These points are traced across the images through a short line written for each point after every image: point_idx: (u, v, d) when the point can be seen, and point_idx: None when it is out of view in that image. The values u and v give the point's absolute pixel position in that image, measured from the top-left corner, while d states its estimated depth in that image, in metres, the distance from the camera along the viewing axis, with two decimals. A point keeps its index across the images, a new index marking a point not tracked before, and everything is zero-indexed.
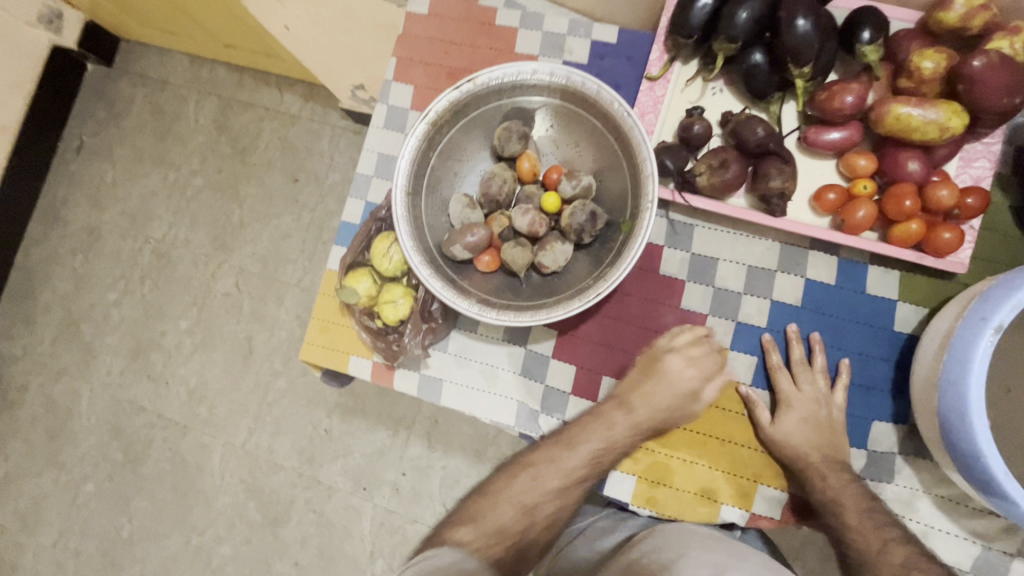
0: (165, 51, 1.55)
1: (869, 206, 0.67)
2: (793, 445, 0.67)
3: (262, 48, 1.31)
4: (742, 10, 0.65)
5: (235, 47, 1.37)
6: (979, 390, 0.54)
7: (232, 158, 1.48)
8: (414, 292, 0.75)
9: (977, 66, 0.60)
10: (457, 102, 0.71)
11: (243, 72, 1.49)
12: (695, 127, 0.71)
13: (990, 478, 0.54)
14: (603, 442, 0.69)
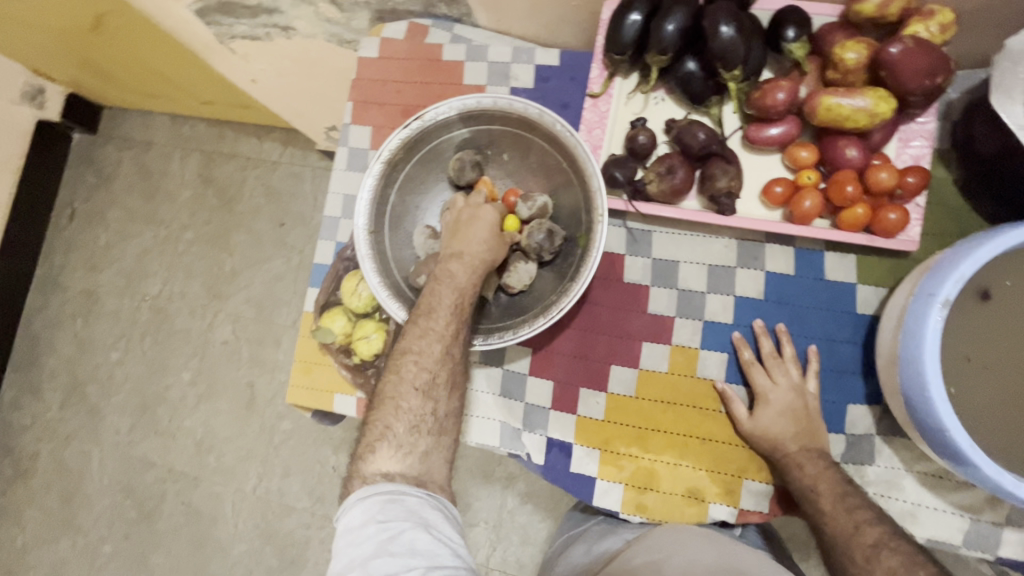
0: (147, 113, 1.60)
1: (814, 195, 0.68)
2: (770, 436, 0.68)
3: (236, 101, 1.35)
4: (668, 22, 0.68)
5: (211, 103, 1.42)
6: (936, 363, 0.55)
7: (219, 209, 1.52)
8: (385, 326, 0.78)
9: (894, 53, 0.62)
10: (409, 139, 0.75)
11: (223, 125, 1.54)
12: (639, 138, 0.73)
13: (957, 450, 0.55)
14: (453, 293, 0.68)
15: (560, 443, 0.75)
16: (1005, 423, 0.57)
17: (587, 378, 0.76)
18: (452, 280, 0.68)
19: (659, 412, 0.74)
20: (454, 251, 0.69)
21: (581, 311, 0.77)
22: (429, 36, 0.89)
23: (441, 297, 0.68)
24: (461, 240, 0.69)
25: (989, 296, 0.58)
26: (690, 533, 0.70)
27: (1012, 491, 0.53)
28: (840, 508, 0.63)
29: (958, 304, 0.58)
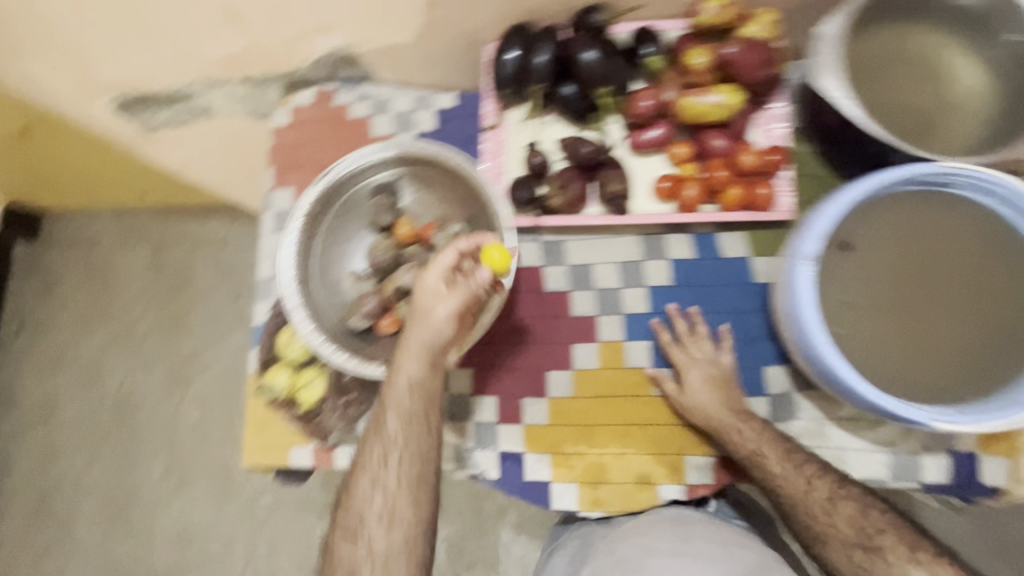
0: (86, 214, 1.61)
1: (695, 184, 0.75)
2: (700, 410, 0.72)
3: (174, 189, 1.38)
4: (540, 55, 0.77)
5: (149, 195, 1.45)
6: (814, 312, 0.62)
7: (173, 295, 1.53)
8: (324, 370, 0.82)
9: (732, 53, 0.72)
10: (322, 195, 0.80)
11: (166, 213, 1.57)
12: (536, 159, 0.80)
13: (846, 385, 0.60)
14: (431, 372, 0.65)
15: (512, 455, 0.78)
16: (882, 353, 0.64)
17: (527, 388, 0.80)
18: (401, 385, 0.65)
19: (599, 407, 0.77)
20: (402, 348, 0.65)
21: (512, 325, 0.81)
22: (337, 98, 0.96)
23: (392, 403, 0.65)
24: (406, 337, 0.65)
25: (848, 245, 0.65)
26: (652, 522, 0.72)
27: (896, 413, 0.58)
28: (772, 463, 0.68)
29: (826, 257, 0.65)
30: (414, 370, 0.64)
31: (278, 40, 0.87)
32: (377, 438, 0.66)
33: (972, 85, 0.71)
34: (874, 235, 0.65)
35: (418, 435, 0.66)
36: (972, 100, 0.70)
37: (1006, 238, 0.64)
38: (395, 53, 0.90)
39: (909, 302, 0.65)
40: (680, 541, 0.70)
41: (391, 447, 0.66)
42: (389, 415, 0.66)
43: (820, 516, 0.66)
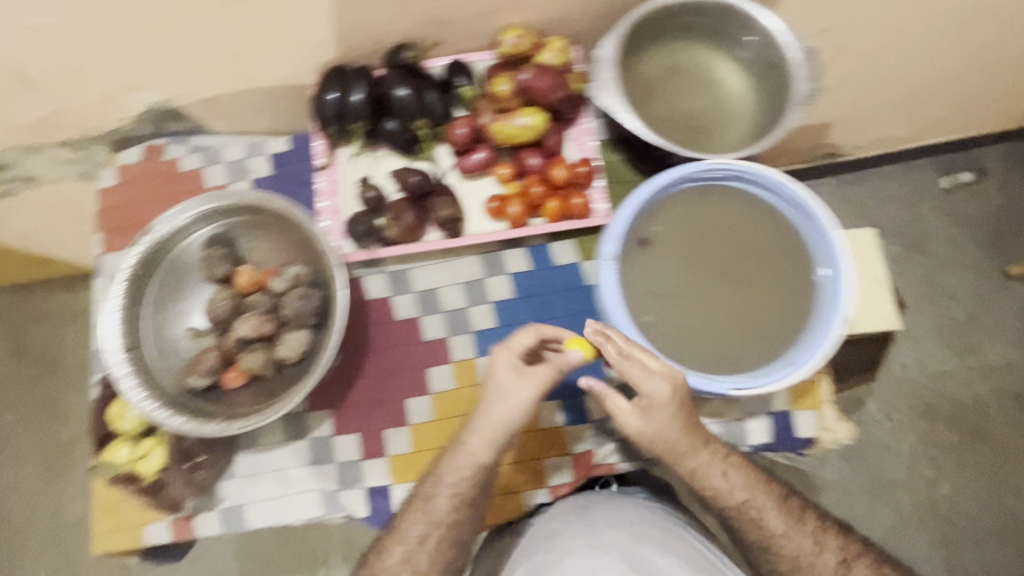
0: None
1: (518, 201, 0.80)
2: (654, 441, 0.67)
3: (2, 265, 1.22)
4: (355, 94, 0.79)
5: None
6: (620, 309, 0.68)
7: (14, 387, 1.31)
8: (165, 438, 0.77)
9: (528, 78, 0.77)
10: (147, 254, 0.78)
11: None
12: (369, 194, 0.81)
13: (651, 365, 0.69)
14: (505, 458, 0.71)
15: (378, 489, 0.78)
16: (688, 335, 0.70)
17: (387, 419, 0.80)
18: (462, 470, 0.70)
19: (459, 427, 0.79)
20: (473, 430, 0.70)
21: (367, 359, 0.82)
22: (166, 152, 0.93)
23: (447, 475, 0.71)
24: (481, 419, 0.70)
25: (648, 241, 0.72)
26: (562, 521, 0.75)
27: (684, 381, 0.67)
28: (758, 510, 0.71)
29: (629, 255, 0.71)
30: (479, 453, 0.70)
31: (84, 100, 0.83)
32: (420, 511, 0.71)
33: (736, 89, 0.81)
34: (669, 229, 0.72)
35: (451, 514, 0.71)
36: (737, 103, 0.81)
37: (780, 219, 0.73)
38: (219, 104, 0.89)
39: (708, 285, 0.71)
40: (591, 536, 0.74)
41: (433, 522, 0.71)
42: (442, 490, 0.71)
43: (768, 532, 0.72)
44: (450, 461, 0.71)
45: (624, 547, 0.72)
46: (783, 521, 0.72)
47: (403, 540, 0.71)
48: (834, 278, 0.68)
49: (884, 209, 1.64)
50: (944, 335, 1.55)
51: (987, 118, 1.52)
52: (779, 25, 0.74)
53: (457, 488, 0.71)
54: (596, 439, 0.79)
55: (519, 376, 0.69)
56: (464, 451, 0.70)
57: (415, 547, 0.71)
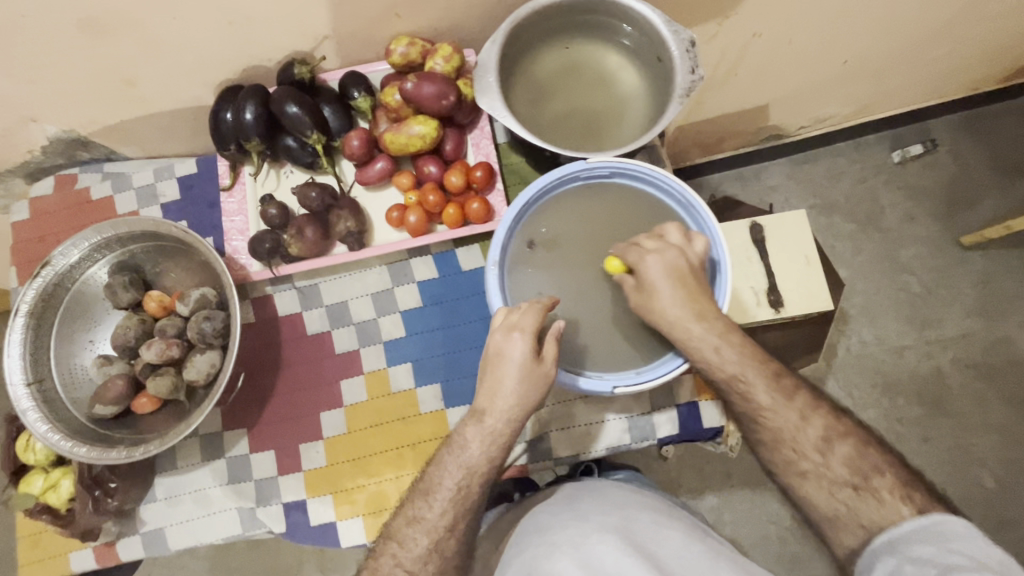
0: None
1: (416, 210, 0.80)
2: (660, 313, 0.67)
3: None
4: (245, 113, 0.78)
5: None
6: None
7: None
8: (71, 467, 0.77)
9: (412, 87, 0.76)
10: (47, 287, 0.77)
11: None
12: (271, 212, 0.80)
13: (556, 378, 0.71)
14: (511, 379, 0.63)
15: (296, 504, 0.79)
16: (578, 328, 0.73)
17: (303, 434, 0.81)
18: (478, 446, 0.64)
19: (373, 437, 0.80)
20: (485, 411, 0.64)
21: (280, 376, 0.82)
22: (79, 181, 0.93)
23: (475, 459, 0.64)
24: (488, 400, 0.64)
25: (535, 243, 0.74)
26: (551, 516, 0.73)
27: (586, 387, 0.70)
28: (749, 384, 0.65)
29: (517, 257, 0.74)
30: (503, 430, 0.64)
31: None
32: (446, 495, 0.63)
33: (631, 83, 0.81)
34: (556, 230, 0.75)
35: (473, 497, 0.64)
36: (633, 96, 0.81)
37: (668, 212, 0.75)
38: (126, 130, 0.89)
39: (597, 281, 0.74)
40: (581, 524, 0.70)
41: (464, 498, 0.63)
42: (468, 472, 0.64)
43: (755, 405, 0.65)
44: (469, 437, 0.64)
45: (616, 528, 0.68)
46: (771, 395, 0.65)
47: (428, 528, 0.63)
48: (714, 264, 0.72)
49: (837, 186, 1.59)
50: (901, 310, 1.52)
51: (936, 88, 1.46)
52: (659, 17, 0.73)
53: (479, 471, 0.64)
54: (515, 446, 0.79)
55: (540, 358, 0.64)
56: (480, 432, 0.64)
57: (444, 534, 0.63)
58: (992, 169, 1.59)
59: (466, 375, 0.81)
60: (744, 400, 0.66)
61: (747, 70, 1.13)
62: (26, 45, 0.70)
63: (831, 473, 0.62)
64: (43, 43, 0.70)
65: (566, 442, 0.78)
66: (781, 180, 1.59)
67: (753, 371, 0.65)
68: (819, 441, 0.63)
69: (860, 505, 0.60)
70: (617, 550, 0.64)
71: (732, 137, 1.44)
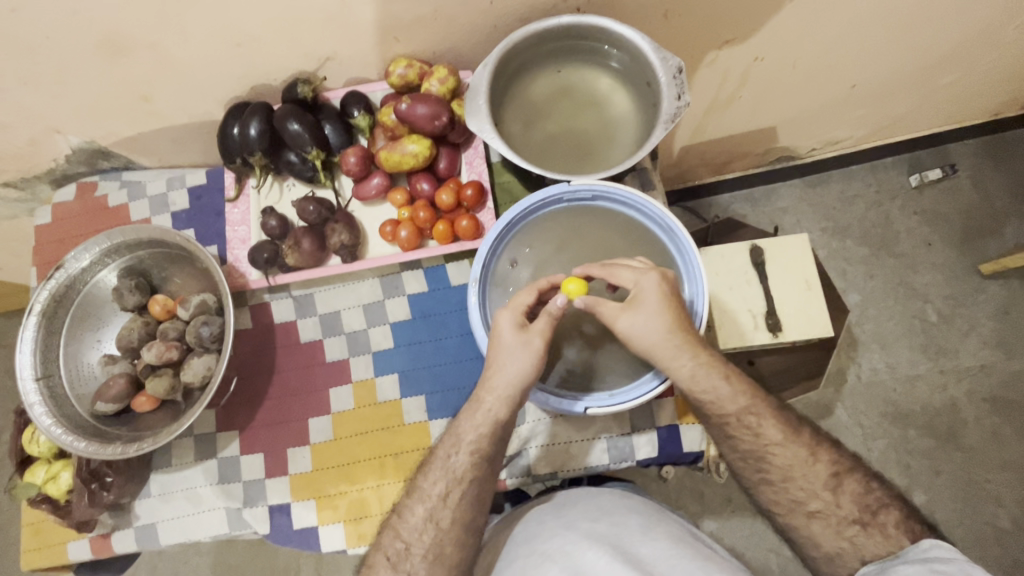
0: None
1: (407, 225, 0.83)
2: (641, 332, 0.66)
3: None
4: (249, 128, 0.82)
5: None
6: (484, 330, 0.73)
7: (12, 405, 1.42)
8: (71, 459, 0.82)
9: (406, 107, 0.79)
10: (58, 289, 0.82)
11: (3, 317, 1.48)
12: (271, 222, 0.84)
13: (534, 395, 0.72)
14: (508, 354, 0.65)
15: (280, 506, 0.81)
16: (558, 343, 0.74)
17: (290, 439, 0.83)
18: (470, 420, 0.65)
19: (357, 445, 0.82)
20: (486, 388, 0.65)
21: (272, 381, 0.85)
22: (98, 189, 0.99)
23: (465, 433, 0.65)
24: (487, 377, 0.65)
25: (517, 262, 0.77)
26: (540, 521, 0.72)
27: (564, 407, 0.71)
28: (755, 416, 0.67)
29: (499, 275, 0.76)
30: (493, 404, 0.65)
31: (14, 146, 0.90)
32: (440, 465, 0.65)
33: (623, 107, 0.83)
34: (538, 250, 0.77)
35: (470, 475, 0.64)
36: (625, 120, 0.82)
37: (654, 238, 0.76)
38: (143, 142, 0.95)
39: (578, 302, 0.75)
40: (569, 531, 0.69)
41: (456, 472, 0.64)
42: (459, 445, 0.65)
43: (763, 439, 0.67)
44: (465, 415, 0.66)
45: (603, 537, 0.66)
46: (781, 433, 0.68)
47: (423, 497, 0.65)
48: (694, 289, 0.73)
49: (851, 210, 1.56)
50: (915, 338, 1.48)
51: (955, 112, 1.42)
52: (648, 45, 0.75)
53: (471, 445, 0.65)
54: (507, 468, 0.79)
55: (525, 331, 0.65)
56: (478, 408, 0.66)
57: (438, 505, 0.64)
58: (1015, 197, 1.54)
59: (450, 388, 0.83)
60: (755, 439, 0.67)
61: (751, 93, 1.12)
62: (48, 63, 0.75)
63: (839, 511, 0.64)
64: (64, 62, 0.75)
65: (544, 459, 0.79)
66: (792, 202, 1.57)
67: (764, 410, 0.68)
68: (829, 479, 0.66)
69: (867, 541, 0.62)
70: (608, 556, 0.63)
71: (739, 158, 1.42)
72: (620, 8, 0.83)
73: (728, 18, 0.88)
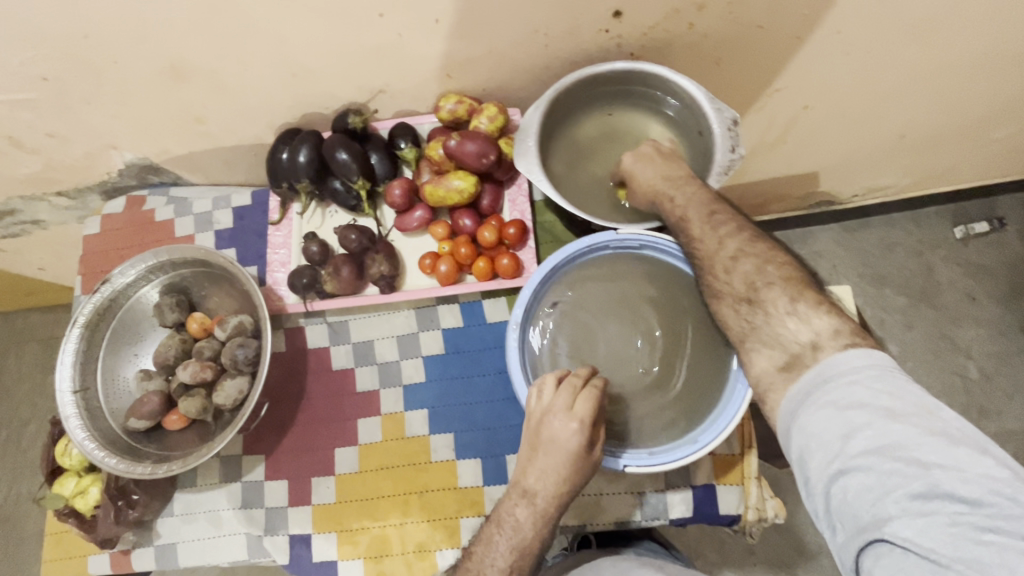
0: None
1: (447, 260, 0.83)
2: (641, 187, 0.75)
3: (45, 285, 1.39)
4: (299, 155, 0.83)
5: (36, 293, 1.44)
6: (521, 375, 0.72)
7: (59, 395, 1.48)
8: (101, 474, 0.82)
9: (455, 144, 0.79)
10: (101, 303, 0.83)
11: (54, 310, 1.54)
12: (312, 248, 0.84)
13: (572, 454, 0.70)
14: (562, 459, 0.64)
15: (301, 537, 0.80)
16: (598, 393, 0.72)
17: (317, 467, 0.82)
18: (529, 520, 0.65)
19: (382, 480, 0.81)
20: (537, 490, 0.65)
21: (302, 408, 0.85)
22: (146, 202, 1.01)
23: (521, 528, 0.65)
24: (535, 480, 0.65)
25: (558, 305, 0.75)
26: None
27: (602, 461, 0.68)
28: None
29: (539, 318, 0.75)
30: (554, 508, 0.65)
31: (71, 159, 0.92)
32: (497, 566, 0.64)
33: None
34: (580, 294, 0.75)
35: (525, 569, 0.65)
36: None
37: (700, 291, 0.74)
38: (192, 160, 0.96)
39: (618, 352, 0.73)
40: None
41: (514, 567, 0.64)
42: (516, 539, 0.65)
43: None
44: (522, 510, 0.65)
45: None
46: None
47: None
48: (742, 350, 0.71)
49: (891, 258, 1.51)
50: (955, 395, 1.42)
51: (1007, 166, 1.37)
52: (704, 95, 0.74)
53: (528, 545, 0.65)
54: None
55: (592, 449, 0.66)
56: (529, 509, 0.65)
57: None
58: None
59: (480, 428, 0.82)
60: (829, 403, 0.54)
61: (796, 139, 1.10)
62: (113, 84, 0.77)
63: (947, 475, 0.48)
64: (128, 84, 0.77)
65: (572, 510, 0.76)
66: (830, 246, 1.53)
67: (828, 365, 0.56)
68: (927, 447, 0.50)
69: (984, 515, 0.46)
70: None
71: (778, 200, 1.39)
72: (674, 54, 0.82)
73: (781, 67, 0.87)
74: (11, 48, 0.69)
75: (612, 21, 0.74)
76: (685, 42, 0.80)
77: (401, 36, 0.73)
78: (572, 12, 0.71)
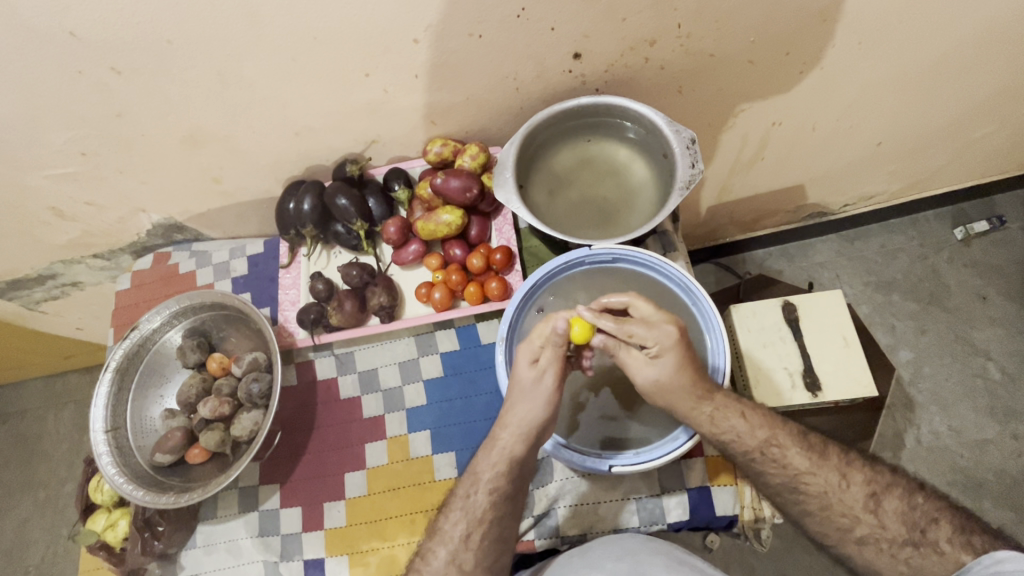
0: (18, 386, 1.64)
1: (440, 288, 0.89)
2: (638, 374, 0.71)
3: (86, 343, 1.49)
4: (304, 204, 0.90)
5: (75, 354, 1.54)
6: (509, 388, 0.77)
7: None
8: (129, 507, 0.90)
9: (442, 181, 0.87)
10: (130, 349, 0.91)
11: (96, 372, 1.65)
12: (317, 285, 0.90)
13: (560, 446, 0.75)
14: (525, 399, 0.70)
15: (315, 562, 0.84)
16: (581, 404, 0.78)
17: (327, 493, 0.87)
18: (495, 462, 0.69)
19: (390, 501, 0.85)
20: (502, 424, 0.71)
21: (313, 435, 0.90)
22: (171, 258, 1.11)
23: (482, 471, 0.69)
24: (506, 414, 0.71)
25: (544, 309, 0.82)
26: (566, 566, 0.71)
27: (588, 462, 0.73)
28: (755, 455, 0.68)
29: (524, 327, 0.81)
30: (508, 441, 0.69)
31: (107, 223, 1.03)
32: (461, 505, 0.68)
33: (642, 175, 0.88)
34: (563, 298, 0.82)
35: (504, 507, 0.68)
36: (643, 187, 0.88)
37: (669, 294, 0.81)
38: (210, 217, 1.07)
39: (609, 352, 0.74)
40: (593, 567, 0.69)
41: (476, 509, 0.67)
42: (480, 485, 0.68)
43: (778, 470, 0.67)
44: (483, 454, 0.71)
45: None
46: (806, 458, 0.68)
47: (445, 539, 0.66)
48: (712, 345, 0.77)
49: (893, 263, 1.51)
50: (980, 397, 1.38)
51: (997, 165, 1.38)
52: (662, 119, 0.81)
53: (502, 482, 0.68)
54: (536, 529, 0.79)
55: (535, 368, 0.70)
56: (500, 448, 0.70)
57: (460, 547, 0.65)
58: None
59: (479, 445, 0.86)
60: (782, 471, 0.68)
61: (773, 156, 1.15)
62: (140, 154, 0.88)
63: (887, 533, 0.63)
64: (153, 153, 0.88)
65: (570, 518, 0.79)
66: (830, 257, 1.54)
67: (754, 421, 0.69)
68: (865, 499, 0.65)
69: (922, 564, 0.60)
70: None
71: (770, 215, 1.42)
72: (636, 87, 0.89)
73: (743, 88, 0.93)
74: (55, 130, 0.81)
75: (574, 62, 0.82)
76: (646, 75, 0.87)
77: (387, 91, 0.82)
78: (535, 57, 0.80)
